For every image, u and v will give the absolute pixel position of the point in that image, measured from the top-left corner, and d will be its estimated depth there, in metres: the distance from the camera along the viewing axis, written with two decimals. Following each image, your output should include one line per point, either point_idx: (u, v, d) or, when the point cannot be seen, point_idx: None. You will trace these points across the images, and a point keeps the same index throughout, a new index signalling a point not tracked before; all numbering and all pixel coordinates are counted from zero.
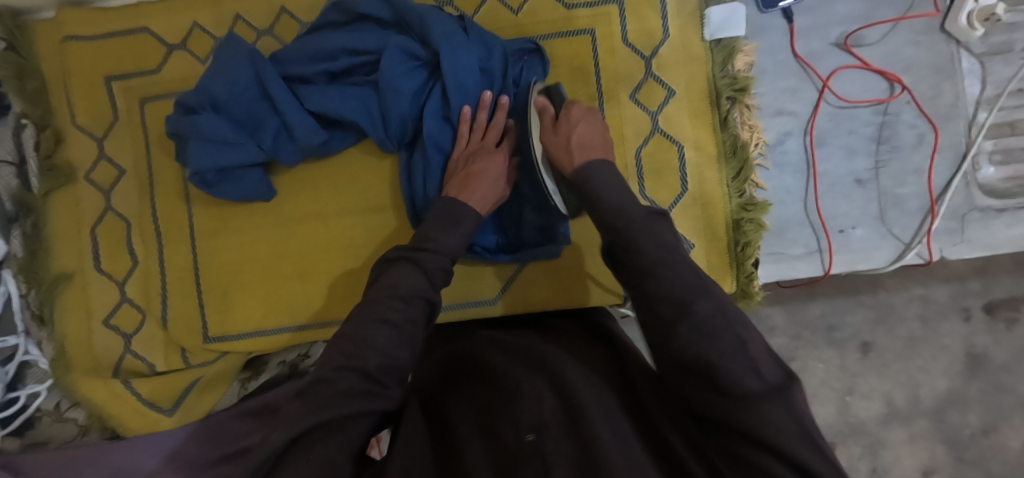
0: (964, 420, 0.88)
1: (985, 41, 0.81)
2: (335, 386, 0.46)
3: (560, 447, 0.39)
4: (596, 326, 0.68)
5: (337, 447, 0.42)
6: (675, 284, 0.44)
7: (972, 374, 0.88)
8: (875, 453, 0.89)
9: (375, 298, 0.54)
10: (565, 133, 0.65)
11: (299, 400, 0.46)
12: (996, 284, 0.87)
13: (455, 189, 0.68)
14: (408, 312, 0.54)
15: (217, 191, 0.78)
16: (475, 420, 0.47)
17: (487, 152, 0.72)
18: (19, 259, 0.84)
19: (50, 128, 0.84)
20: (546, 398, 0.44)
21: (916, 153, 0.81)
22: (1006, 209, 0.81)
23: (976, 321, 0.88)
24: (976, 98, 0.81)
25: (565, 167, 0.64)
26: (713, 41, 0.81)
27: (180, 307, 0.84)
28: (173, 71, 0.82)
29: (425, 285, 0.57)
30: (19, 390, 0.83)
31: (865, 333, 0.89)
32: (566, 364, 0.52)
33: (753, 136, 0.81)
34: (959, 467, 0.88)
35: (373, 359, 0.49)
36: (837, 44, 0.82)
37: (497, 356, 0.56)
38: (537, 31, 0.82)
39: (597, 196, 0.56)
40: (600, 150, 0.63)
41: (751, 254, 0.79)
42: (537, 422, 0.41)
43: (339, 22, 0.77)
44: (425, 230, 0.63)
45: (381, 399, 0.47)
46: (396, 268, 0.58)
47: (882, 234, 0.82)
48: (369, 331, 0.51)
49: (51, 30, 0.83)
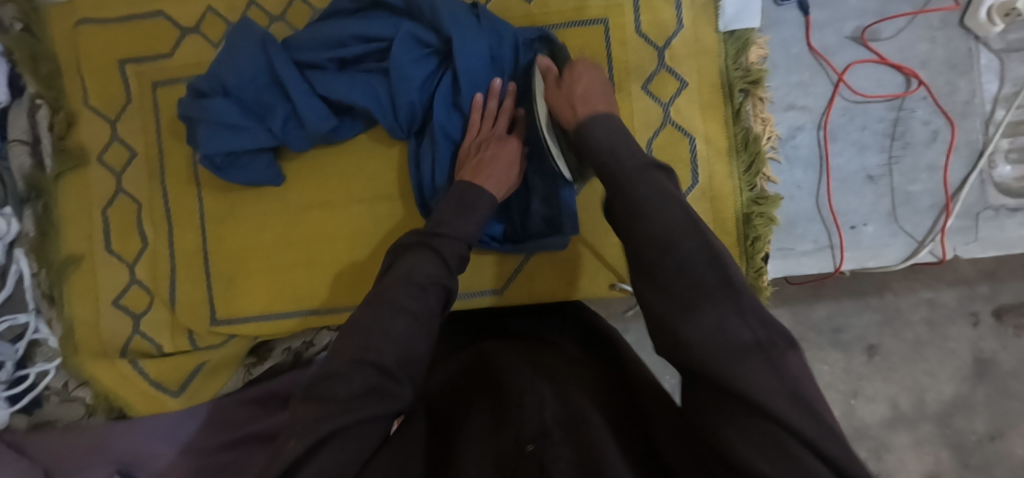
0: (970, 425, 0.88)
1: (1002, 37, 0.80)
2: (350, 383, 0.46)
3: (560, 454, 0.40)
4: (596, 336, 0.67)
5: (347, 457, 0.44)
6: (668, 225, 0.44)
7: (978, 380, 0.88)
8: (879, 456, 0.89)
9: (393, 285, 0.53)
10: (567, 89, 0.66)
11: (307, 404, 0.45)
12: (1006, 289, 0.87)
13: (467, 175, 0.68)
14: (423, 300, 0.53)
15: (226, 175, 0.78)
16: (482, 430, 0.47)
17: (498, 138, 0.72)
18: (31, 238, 0.84)
19: (63, 110, 0.84)
20: (548, 406, 0.46)
21: (929, 150, 0.81)
22: (1020, 208, 0.80)
23: (985, 327, 0.87)
24: (993, 95, 0.80)
25: (568, 118, 0.65)
26: (726, 33, 0.80)
27: (189, 291, 0.83)
28: (186, 56, 0.83)
29: (439, 273, 0.55)
30: (29, 367, 0.84)
31: (872, 336, 0.89)
32: (570, 378, 0.52)
33: (765, 129, 0.80)
34: (964, 472, 0.88)
35: (390, 350, 0.48)
36: (851, 38, 0.81)
37: (507, 366, 0.55)
38: (549, 21, 0.81)
39: (596, 141, 0.56)
40: (602, 100, 0.64)
41: (761, 249, 0.79)
42: (539, 431, 0.42)
43: (351, 10, 0.78)
44: (439, 216, 0.62)
45: (392, 398, 0.47)
46: (410, 255, 0.57)
47: (893, 231, 0.81)
48: (384, 320, 0.50)
49: (66, 12, 0.83)
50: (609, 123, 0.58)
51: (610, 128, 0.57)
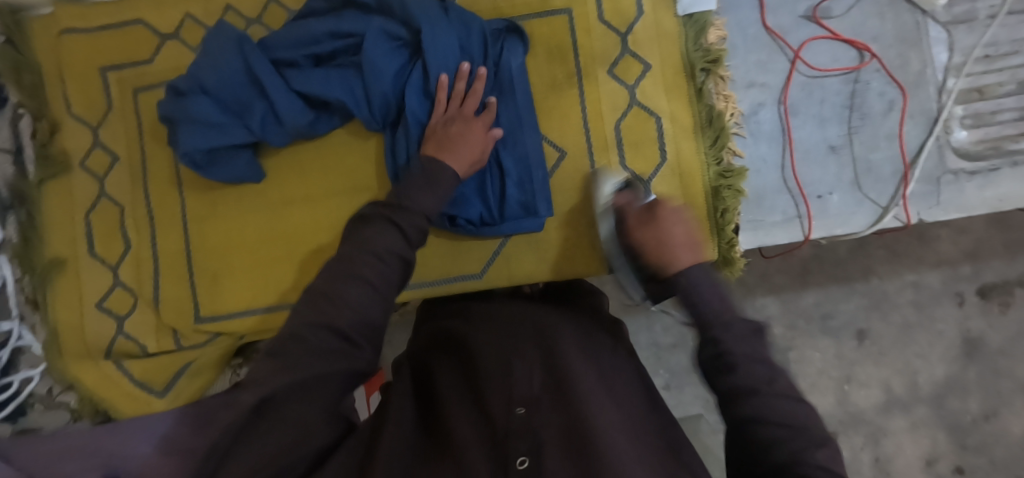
0: (964, 406, 0.97)
1: (948, 11, 0.84)
2: (306, 344, 0.43)
3: (548, 420, 0.45)
4: (580, 295, 0.72)
5: (314, 410, 0.43)
6: (777, 403, 0.43)
7: (968, 360, 0.97)
8: (877, 442, 0.98)
9: (351, 255, 0.49)
10: (655, 238, 0.63)
11: (265, 364, 0.43)
12: (987, 269, 0.97)
13: (431, 150, 0.69)
14: (382, 270, 0.49)
15: (207, 172, 0.80)
16: (464, 390, 0.51)
17: (464, 119, 0.73)
18: (14, 245, 0.85)
19: (46, 118, 0.86)
20: (536, 372, 0.50)
21: (887, 120, 0.84)
22: (977, 171, 0.82)
23: (970, 305, 0.97)
24: (944, 65, 0.83)
25: (660, 271, 0.60)
26: (685, 16, 0.83)
27: (172, 290, 0.85)
28: (166, 62, 0.85)
29: (398, 244, 0.52)
30: (12, 375, 0.84)
31: (860, 321, 0.98)
32: (562, 333, 0.56)
33: (727, 106, 0.84)
34: (962, 453, 0.96)
35: (346, 316, 0.45)
36: (805, 17, 0.85)
37: (488, 326, 0.59)
38: (516, 13, 0.84)
39: (701, 304, 0.52)
40: (693, 250, 0.60)
41: (730, 221, 0.81)
42: (528, 396, 0.47)
43: (325, 9, 0.80)
44: (399, 189, 0.59)
45: (351, 360, 0.45)
46: (368, 225, 0.52)
47: (858, 199, 0.83)
48: (341, 287, 0.47)
49: (48, 25, 0.86)
50: (711, 282, 0.55)
51: (715, 292, 0.53)
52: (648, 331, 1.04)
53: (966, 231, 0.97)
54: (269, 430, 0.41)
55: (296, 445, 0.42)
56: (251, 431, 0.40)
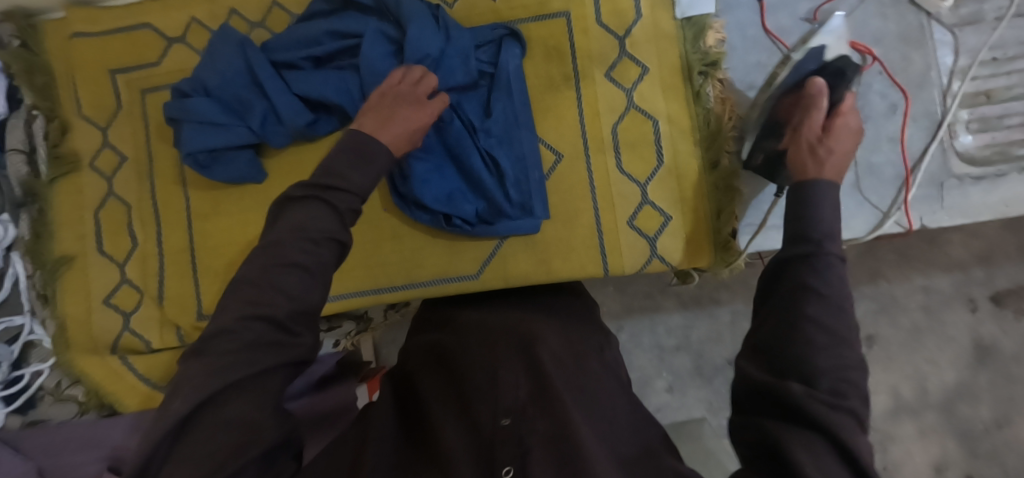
0: (975, 414, 0.95)
1: (954, 13, 0.83)
2: (238, 339, 0.42)
3: (533, 428, 0.46)
4: (568, 299, 0.73)
5: (254, 404, 0.42)
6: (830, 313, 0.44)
7: (980, 366, 0.95)
8: (884, 449, 0.97)
9: (281, 239, 0.46)
10: (826, 144, 0.60)
11: (192, 363, 0.42)
12: (1000, 273, 0.95)
13: (368, 125, 0.60)
14: (318, 255, 0.47)
15: (210, 172, 0.82)
16: (451, 401, 0.52)
17: (413, 101, 0.65)
18: (26, 241, 0.88)
19: (58, 118, 0.89)
20: (520, 380, 0.50)
21: (888, 122, 0.82)
22: (983, 176, 0.81)
23: (982, 311, 0.96)
24: (949, 68, 0.82)
25: (806, 169, 0.58)
26: (684, 19, 0.83)
27: (176, 287, 0.87)
28: (172, 64, 0.87)
29: (335, 225, 0.49)
30: (23, 368, 0.87)
31: (869, 326, 0.98)
32: (544, 337, 0.56)
33: (725, 109, 0.83)
34: (973, 461, 0.95)
35: (282, 305, 0.44)
36: (805, 20, 0.84)
37: (471, 337, 0.59)
38: (514, 15, 0.84)
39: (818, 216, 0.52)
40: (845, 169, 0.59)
41: (727, 223, 0.82)
42: (513, 407, 0.48)
43: (326, 11, 0.82)
44: (330, 164, 0.52)
45: (291, 351, 0.44)
46: (293, 209, 0.48)
47: (859, 202, 0.83)
48: (275, 276, 0.44)
49: (59, 28, 0.89)
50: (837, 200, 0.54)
51: (837, 207, 0.53)
52: (651, 332, 1.04)
53: (979, 235, 0.96)
54: (206, 427, 0.40)
55: (239, 442, 0.40)
56: (188, 432, 0.40)
